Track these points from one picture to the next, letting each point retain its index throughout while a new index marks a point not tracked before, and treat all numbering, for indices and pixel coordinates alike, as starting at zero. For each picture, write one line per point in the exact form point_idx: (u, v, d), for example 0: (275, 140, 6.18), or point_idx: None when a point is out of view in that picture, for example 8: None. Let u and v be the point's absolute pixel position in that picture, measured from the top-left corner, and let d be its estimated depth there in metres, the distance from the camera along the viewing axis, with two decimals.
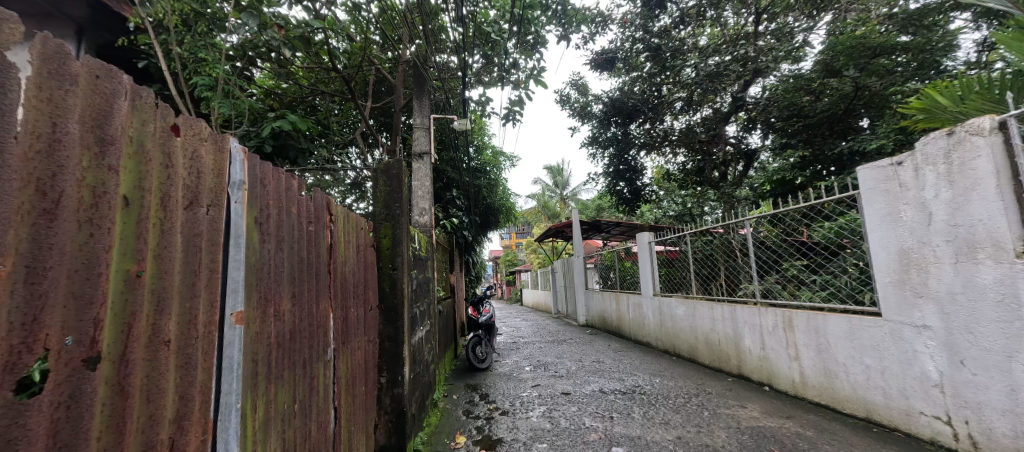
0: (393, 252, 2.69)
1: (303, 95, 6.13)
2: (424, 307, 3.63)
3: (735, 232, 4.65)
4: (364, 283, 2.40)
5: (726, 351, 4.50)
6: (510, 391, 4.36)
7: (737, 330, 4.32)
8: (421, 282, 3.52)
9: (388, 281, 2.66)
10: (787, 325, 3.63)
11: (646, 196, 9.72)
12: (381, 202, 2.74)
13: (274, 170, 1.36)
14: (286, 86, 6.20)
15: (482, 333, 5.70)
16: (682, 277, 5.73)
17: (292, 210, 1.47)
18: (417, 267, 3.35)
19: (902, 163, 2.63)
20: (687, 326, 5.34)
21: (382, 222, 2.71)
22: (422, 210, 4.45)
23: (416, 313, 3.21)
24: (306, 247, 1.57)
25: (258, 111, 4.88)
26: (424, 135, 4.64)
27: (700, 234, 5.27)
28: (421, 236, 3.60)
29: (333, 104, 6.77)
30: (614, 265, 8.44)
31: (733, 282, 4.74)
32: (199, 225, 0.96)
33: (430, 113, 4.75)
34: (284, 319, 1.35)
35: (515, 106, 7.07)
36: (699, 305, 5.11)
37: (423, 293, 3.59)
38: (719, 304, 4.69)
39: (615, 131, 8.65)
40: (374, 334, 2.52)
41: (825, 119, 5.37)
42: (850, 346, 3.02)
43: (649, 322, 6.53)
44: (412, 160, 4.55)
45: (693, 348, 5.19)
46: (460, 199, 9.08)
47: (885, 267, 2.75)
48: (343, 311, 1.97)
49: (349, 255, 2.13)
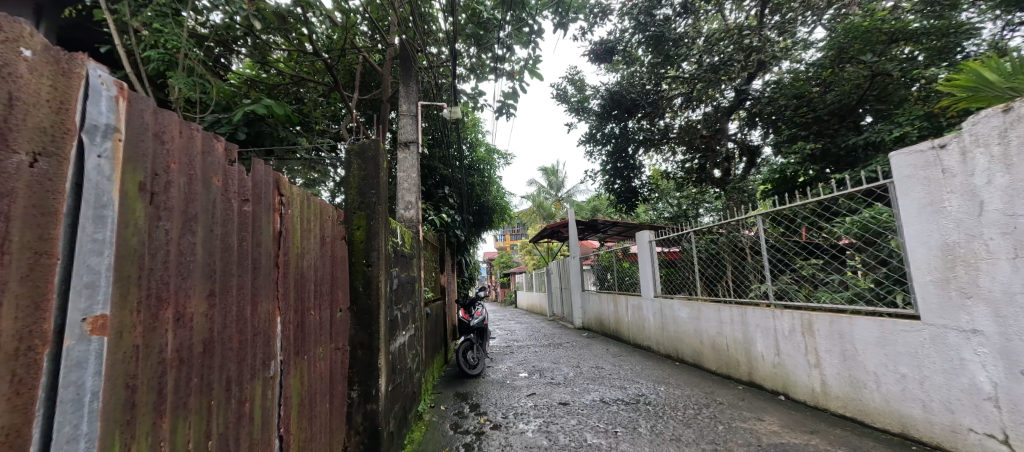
0: (368, 246, 2.33)
1: (285, 84, 5.76)
2: (408, 310, 3.27)
3: (742, 229, 4.34)
4: (331, 281, 2.05)
5: (735, 357, 4.17)
6: (503, 402, 4.01)
7: (747, 335, 4.00)
8: (404, 281, 3.17)
9: (362, 280, 2.30)
10: (806, 329, 3.31)
11: (645, 194, 9.44)
12: (355, 189, 2.38)
13: (183, 125, 1.02)
14: (267, 75, 5.83)
15: (474, 338, 5.35)
16: (685, 278, 5.44)
17: (213, 181, 1.11)
18: (399, 264, 3.00)
19: (946, 146, 2.32)
20: (691, 329, 5.02)
21: (356, 211, 2.35)
22: (408, 204, 4.11)
23: (397, 316, 2.85)
24: (237, 232, 1.22)
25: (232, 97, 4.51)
26: (411, 122, 4.27)
27: (703, 232, 4.98)
28: (405, 230, 3.24)
29: (317, 94, 6.40)
30: (613, 266, 8.11)
31: (739, 282, 4.47)
32: (8, 180, 0.62)
33: (418, 100, 4.40)
34: (194, 326, 1.00)
35: (508, 98, 6.76)
36: (704, 307, 4.78)
37: (406, 294, 3.23)
38: (727, 306, 4.36)
39: (614, 127, 8.35)
40: (344, 340, 2.16)
41: (835, 112, 5.16)
42: (881, 353, 2.70)
43: (649, 325, 6.20)
44: (398, 149, 4.19)
45: (698, 353, 4.85)
46: (452, 197, 8.74)
47: (925, 264, 2.44)
48: (298, 314, 1.62)
49: (308, 247, 1.78)
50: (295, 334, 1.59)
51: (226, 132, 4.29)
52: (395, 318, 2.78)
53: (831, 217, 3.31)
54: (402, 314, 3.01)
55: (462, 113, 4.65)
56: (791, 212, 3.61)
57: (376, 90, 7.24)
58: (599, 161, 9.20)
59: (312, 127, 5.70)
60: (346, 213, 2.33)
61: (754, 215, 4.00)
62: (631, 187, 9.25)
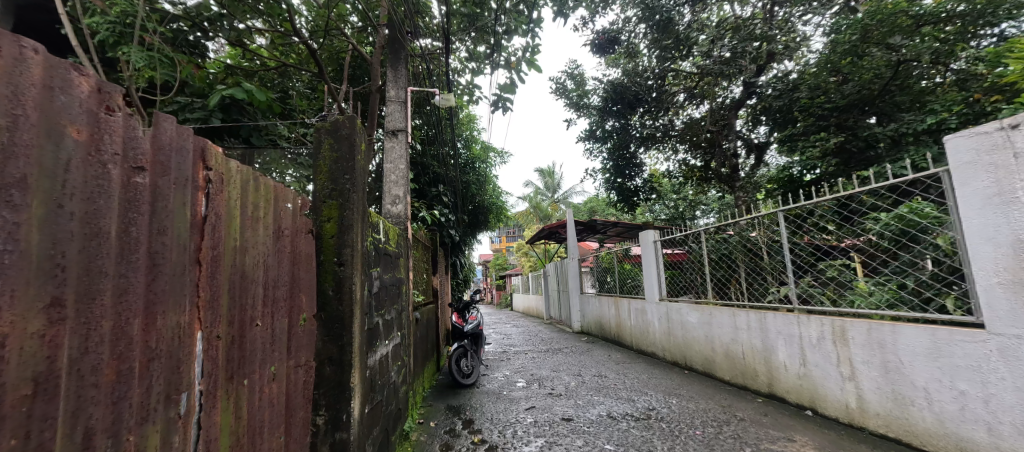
0: (340, 239, 1.94)
1: (269, 72, 5.39)
2: (393, 316, 2.90)
3: (758, 225, 4.02)
4: (290, 283, 1.67)
5: (753, 367, 3.82)
6: (500, 417, 3.63)
7: (767, 343, 3.65)
8: (389, 283, 2.80)
9: (331, 281, 1.91)
10: (838, 337, 2.96)
11: (646, 194, 9.09)
12: (325, 174, 1.99)
13: (2, 34, 0.65)
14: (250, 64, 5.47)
15: (468, 344, 4.97)
16: (692, 281, 5.14)
17: (70, 133, 0.74)
18: (383, 265, 2.63)
19: (1018, 126, 2.00)
20: (701, 335, 4.67)
21: (325, 198, 1.97)
22: (395, 198, 3.72)
23: (378, 324, 2.47)
24: (120, 214, 0.84)
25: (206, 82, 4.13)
26: (399, 109, 3.89)
27: (714, 231, 4.65)
28: (389, 226, 2.86)
29: (302, 85, 6.02)
30: (613, 268, 7.76)
31: (751, 285, 4.15)
32: None
33: (407, 85, 4.02)
34: (10, 355, 0.63)
35: (505, 91, 6.42)
36: (716, 312, 4.43)
37: (391, 299, 2.85)
38: (743, 311, 4.02)
39: (615, 123, 8.03)
40: (307, 355, 1.78)
41: (854, 104, 4.85)
42: (934, 367, 2.36)
43: (654, 331, 5.85)
44: (385, 137, 3.82)
45: (709, 361, 4.50)
46: (446, 196, 8.37)
47: (992, 264, 2.11)
48: (235, 327, 1.24)
49: (256, 240, 1.40)
50: (229, 354, 1.21)
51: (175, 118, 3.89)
52: (375, 327, 2.39)
53: (859, 213, 3.06)
54: (385, 322, 2.63)
55: (456, 102, 4.28)
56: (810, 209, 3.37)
57: (365, 82, 6.88)
58: (599, 159, 8.86)
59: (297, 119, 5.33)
60: (313, 200, 1.95)
61: (776, 210, 3.67)
62: (632, 185, 8.92)
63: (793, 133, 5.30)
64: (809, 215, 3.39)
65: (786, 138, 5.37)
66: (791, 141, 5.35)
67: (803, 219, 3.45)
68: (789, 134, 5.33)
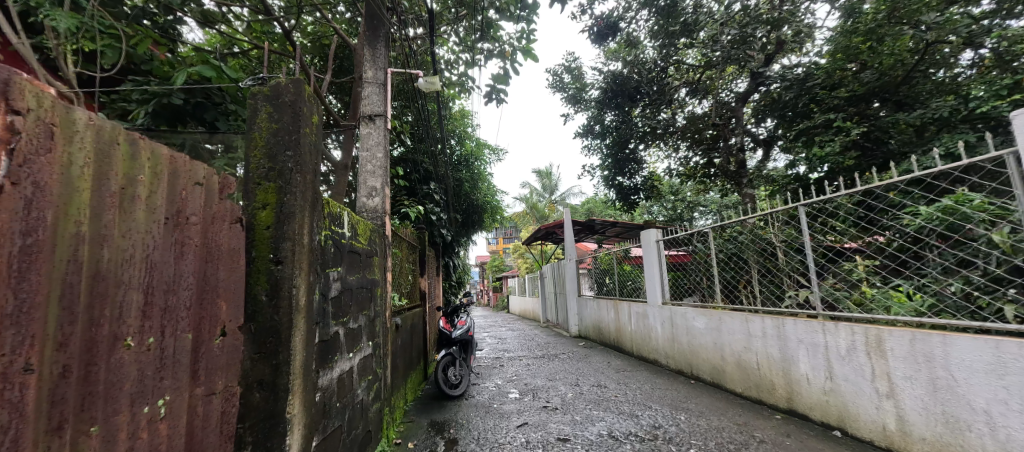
0: (278, 231, 1.56)
1: (247, 59, 4.97)
2: (362, 324, 2.50)
3: (773, 222, 3.68)
4: (198, 285, 1.27)
5: (769, 379, 3.44)
6: (488, 435, 3.24)
7: (786, 353, 3.27)
8: (355, 286, 2.40)
9: (266, 283, 1.52)
10: (873, 349, 2.58)
11: (648, 192, 8.69)
12: (261, 149, 1.60)
13: None
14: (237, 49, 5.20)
15: (457, 351, 4.59)
16: (698, 283, 4.81)
17: None
18: (346, 264, 2.23)
19: None
20: (709, 342, 4.29)
21: (259, 179, 1.58)
22: (372, 190, 3.32)
23: (337, 334, 2.07)
24: None
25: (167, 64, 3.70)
26: (378, 91, 3.50)
27: (721, 229, 4.31)
28: (356, 219, 2.47)
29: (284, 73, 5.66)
30: (612, 269, 7.40)
31: (766, 286, 3.80)
32: None
33: (387, 66, 3.63)
34: None
35: (498, 82, 6.03)
36: (725, 317, 4.04)
37: (359, 304, 2.45)
38: (757, 316, 3.64)
39: (613, 117, 7.67)
40: (228, 380, 1.38)
41: (874, 93, 4.50)
42: (997, 386, 2.02)
43: (657, 336, 5.47)
44: (360, 122, 3.41)
45: (718, 371, 4.12)
46: (438, 194, 8.02)
47: None
48: (73, 350, 0.86)
49: (131, 225, 1.01)
50: (55, 393, 0.82)
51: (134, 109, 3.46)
52: (332, 338, 1.98)
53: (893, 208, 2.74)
54: (348, 332, 2.23)
55: (441, 86, 3.90)
56: (833, 205, 3.05)
57: (351, 73, 6.51)
58: (598, 155, 8.49)
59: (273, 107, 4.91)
60: (245, 181, 1.56)
61: (793, 204, 3.31)
62: (632, 184, 8.54)
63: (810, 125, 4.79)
64: (830, 212, 3.08)
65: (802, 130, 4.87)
66: (808, 133, 4.91)
67: (824, 216, 3.13)
68: (804, 125, 4.88)
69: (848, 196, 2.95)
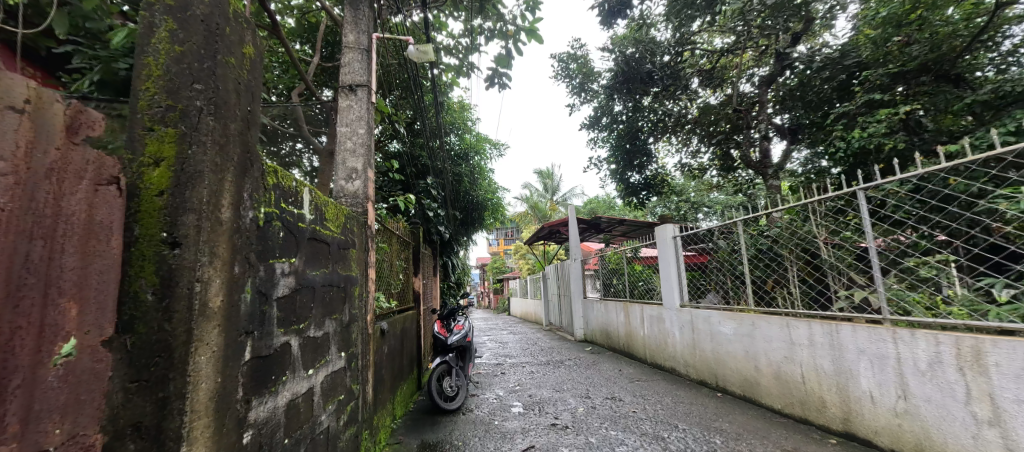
0: (177, 198, 1.05)
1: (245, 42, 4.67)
2: (329, 332, 1.98)
3: (817, 212, 3.16)
4: (8, 273, 0.76)
5: (818, 395, 2.92)
6: None
7: (841, 365, 2.75)
8: (319, 283, 1.88)
9: (155, 277, 1.00)
10: (969, 364, 2.08)
11: (659, 186, 8.16)
12: (159, 78, 1.08)
13: None
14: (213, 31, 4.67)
15: (453, 360, 4.09)
16: (721, 285, 4.34)
17: None
18: (304, 255, 1.73)
19: None
20: (738, 349, 3.77)
21: (149, 122, 1.05)
22: (351, 172, 2.81)
23: (288, 347, 1.56)
24: None
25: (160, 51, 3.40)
26: (360, 58, 3.00)
27: (752, 222, 3.79)
28: (321, 199, 1.95)
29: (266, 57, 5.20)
30: (620, 269, 6.89)
31: (806, 286, 3.32)
32: None
33: (370, 30, 3.11)
34: None
35: (500, 65, 5.53)
36: (759, 321, 3.52)
37: (325, 306, 1.94)
38: (801, 321, 3.12)
39: (622, 107, 7.17)
40: (78, 426, 0.86)
41: (925, 68, 3.99)
42: None
43: (674, 342, 4.94)
44: (337, 93, 2.90)
45: (750, 384, 3.60)
46: (434, 189, 7.52)
47: None
48: None
49: None
50: None
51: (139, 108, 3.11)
52: (279, 351, 1.48)
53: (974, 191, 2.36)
54: (306, 343, 1.71)
55: (435, 57, 3.39)
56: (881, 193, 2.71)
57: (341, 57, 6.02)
58: (605, 149, 8.01)
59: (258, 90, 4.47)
60: (130, 122, 1.03)
61: (848, 190, 2.81)
62: (641, 179, 8.03)
63: (852, 107, 4.28)
64: (878, 203, 2.74)
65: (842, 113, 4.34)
66: (850, 115, 4.38)
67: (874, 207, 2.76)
68: (843, 107, 4.35)
69: (900, 184, 2.66)
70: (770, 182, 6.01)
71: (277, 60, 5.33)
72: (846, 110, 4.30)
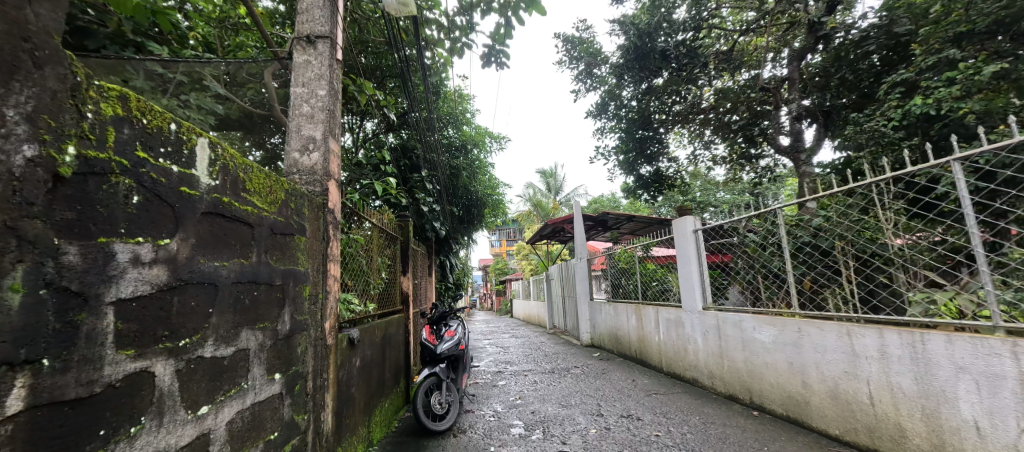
0: None
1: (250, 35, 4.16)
2: (248, 348, 1.41)
3: (885, 192, 2.57)
4: None
5: (893, 422, 2.34)
6: None
7: (928, 386, 2.17)
8: (229, 279, 1.31)
9: None
10: None
11: (670, 179, 7.61)
12: None
13: None
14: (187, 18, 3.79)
15: (444, 371, 3.51)
16: (750, 284, 3.76)
17: None
18: (191, 234, 1.15)
19: None
20: (779, 361, 3.16)
21: None
22: (307, 141, 2.25)
23: (151, 377, 0.99)
24: None
25: (175, 39, 3.24)
26: (322, 4, 2.43)
27: (792, 208, 3.20)
28: (236, 158, 1.39)
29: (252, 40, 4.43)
30: (631, 268, 6.29)
31: (857, 286, 2.78)
32: None
33: None
34: None
35: (499, 41, 4.98)
36: (808, 328, 2.92)
37: (239, 312, 1.36)
38: (865, 328, 2.52)
39: (632, 91, 6.60)
40: None
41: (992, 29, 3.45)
42: None
43: (694, 349, 4.34)
44: (292, 44, 2.32)
45: (796, 403, 3.01)
46: (429, 182, 6.96)
47: None
48: None
49: None
50: None
51: (167, 104, 3.01)
52: (118, 388, 0.90)
53: None
54: (196, 369, 1.14)
55: (416, 10, 2.84)
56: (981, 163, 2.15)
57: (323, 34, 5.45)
58: (613, 138, 7.45)
59: (234, 68, 3.96)
60: None
61: (936, 160, 2.23)
62: (651, 172, 7.42)
63: (910, 73, 3.81)
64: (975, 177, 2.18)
65: (899, 80, 3.89)
66: (906, 82, 3.90)
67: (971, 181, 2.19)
68: (901, 73, 3.88)
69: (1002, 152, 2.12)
70: (801, 170, 5.40)
71: (258, 44, 4.54)
72: (903, 76, 3.84)
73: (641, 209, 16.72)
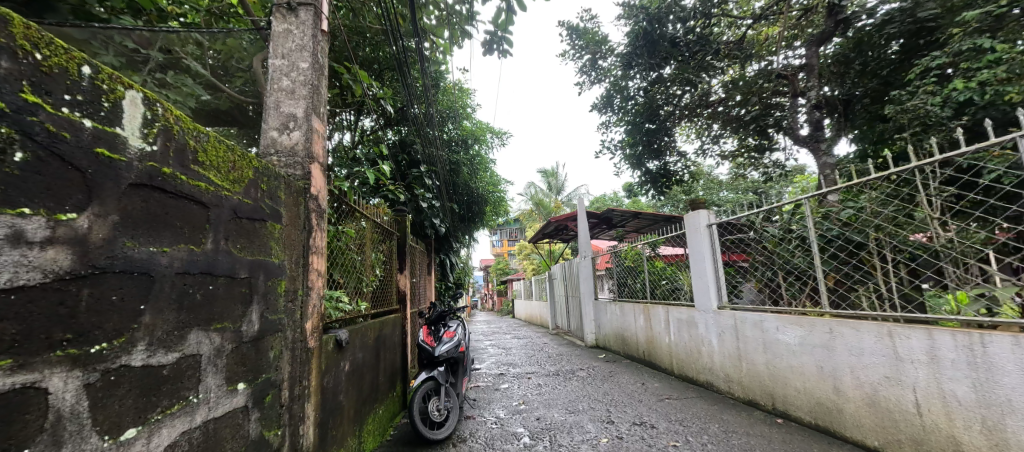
0: None
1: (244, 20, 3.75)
2: (200, 354, 1.16)
3: (933, 177, 2.31)
4: None
5: (947, 434, 2.09)
6: None
7: (991, 394, 1.92)
8: (170, 269, 1.05)
9: None
10: None
11: (678, 175, 7.35)
12: None
13: None
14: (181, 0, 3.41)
15: (443, 375, 3.25)
16: (770, 281, 3.49)
17: None
18: (112, 210, 0.89)
19: None
20: (807, 364, 2.90)
21: None
22: (287, 119, 2.00)
23: (40, 395, 0.74)
24: None
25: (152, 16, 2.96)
26: None
27: (820, 198, 2.94)
28: (184, 122, 1.14)
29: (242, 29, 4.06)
30: (638, 266, 6.04)
31: (897, 282, 2.52)
32: None
33: None
34: None
35: (502, 28, 4.73)
36: (841, 328, 2.66)
37: (184, 311, 1.11)
38: (911, 329, 2.25)
39: (638, 82, 6.37)
40: None
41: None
42: None
43: (709, 351, 4.08)
44: (271, 10, 2.07)
45: (827, 410, 2.75)
46: (428, 178, 6.72)
47: None
48: None
49: None
50: None
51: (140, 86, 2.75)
52: None
53: None
54: (117, 383, 0.89)
55: None
56: None
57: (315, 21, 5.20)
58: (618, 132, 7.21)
59: (220, 53, 3.71)
60: None
61: (1000, 139, 1.98)
62: (659, 167, 7.15)
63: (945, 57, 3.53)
64: None
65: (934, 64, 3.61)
66: (939, 67, 3.64)
67: None
68: (933, 58, 3.62)
69: None
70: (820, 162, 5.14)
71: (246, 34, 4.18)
72: (939, 60, 3.56)
73: (643, 208, 16.46)
